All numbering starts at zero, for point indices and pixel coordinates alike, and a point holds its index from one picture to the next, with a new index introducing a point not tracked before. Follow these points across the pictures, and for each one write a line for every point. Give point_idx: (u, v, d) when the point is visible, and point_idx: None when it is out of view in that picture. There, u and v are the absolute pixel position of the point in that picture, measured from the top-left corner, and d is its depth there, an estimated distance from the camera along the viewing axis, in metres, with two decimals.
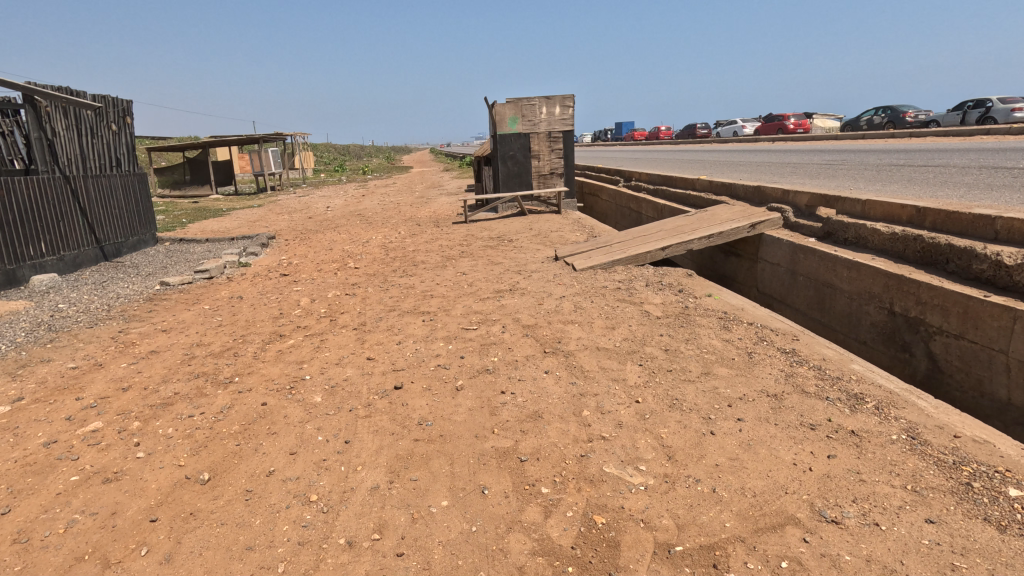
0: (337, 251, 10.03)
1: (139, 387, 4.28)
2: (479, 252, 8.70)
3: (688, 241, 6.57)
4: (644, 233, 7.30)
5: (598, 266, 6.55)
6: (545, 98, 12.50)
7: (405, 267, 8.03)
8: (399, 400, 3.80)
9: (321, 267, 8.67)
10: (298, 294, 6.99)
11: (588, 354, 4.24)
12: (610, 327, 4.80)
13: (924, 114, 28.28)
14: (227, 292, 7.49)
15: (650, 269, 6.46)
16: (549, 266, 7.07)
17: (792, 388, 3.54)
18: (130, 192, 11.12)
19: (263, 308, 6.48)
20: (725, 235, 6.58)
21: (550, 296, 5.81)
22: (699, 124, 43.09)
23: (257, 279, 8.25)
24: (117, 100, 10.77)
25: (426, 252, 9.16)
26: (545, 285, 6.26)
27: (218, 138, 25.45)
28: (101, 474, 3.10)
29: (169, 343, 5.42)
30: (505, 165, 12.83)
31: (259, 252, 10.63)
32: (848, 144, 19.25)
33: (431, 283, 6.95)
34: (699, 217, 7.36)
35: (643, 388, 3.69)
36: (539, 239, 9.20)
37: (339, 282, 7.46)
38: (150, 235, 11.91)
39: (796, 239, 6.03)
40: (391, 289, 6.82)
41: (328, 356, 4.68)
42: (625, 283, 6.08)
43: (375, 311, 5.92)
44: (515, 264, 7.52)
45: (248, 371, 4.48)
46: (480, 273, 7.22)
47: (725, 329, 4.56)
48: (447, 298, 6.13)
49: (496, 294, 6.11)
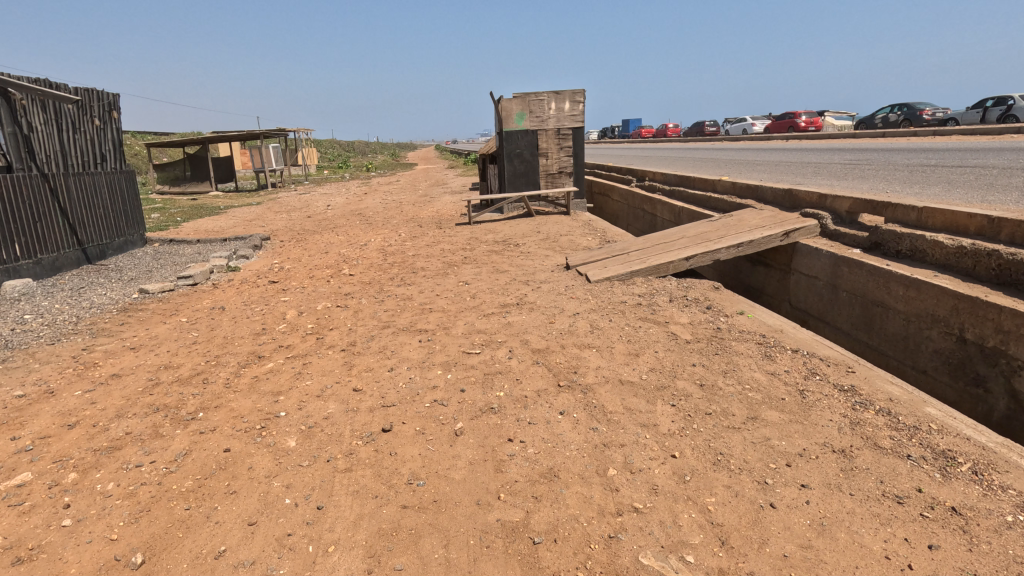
0: (332, 255, 9.43)
1: (87, 424, 3.69)
2: (483, 258, 8.07)
3: (715, 251, 5.94)
4: (664, 239, 6.68)
5: (614, 277, 5.93)
6: (554, 93, 11.85)
7: (403, 275, 7.42)
8: (386, 449, 3.19)
9: (313, 273, 8.08)
10: (285, 306, 6.39)
11: (610, 391, 3.62)
12: (633, 353, 4.18)
13: (942, 112, 27.44)
14: (210, 302, 6.91)
15: (673, 282, 5.83)
16: (560, 276, 6.44)
17: (864, 442, 2.90)
18: (116, 191, 10.58)
19: (244, 323, 5.89)
20: (756, 244, 5.95)
21: (562, 313, 5.19)
22: (708, 122, 42.24)
23: (244, 286, 7.66)
24: (102, 93, 10.22)
25: (426, 257, 8.54)
26: (556, 299, 5.64)
27: (217, 135, 24.92)
28: (12, 551, 2.51)
29: (135, 365, 4.84)
30: (511, 163, 12.19)
31: (251, 255, 10.05)
32: (866, 142, 18.52)
33: (430, 295, 6.34)
34: (724, 222, 6.72)
35: (679, 438, 3.06)
36: (547, 244, 8.57)
37: (331, 291, 6.87)
38: (139, 236, 11.36)
39: (838, 250, 5.38)
40: (386, 301, 6.22)
41: (309, 386, 4.08)
42: (645, 298, 5.45)
43: (367, 327, 5.31)
44: (522, 273, 6.90)
45: (215, 405, 3.88)
46: (484, 284, 6.60)
47: (768, 359, 3.93)
48: (448, 313, 5.51)
49: (502, 308, 5.49)
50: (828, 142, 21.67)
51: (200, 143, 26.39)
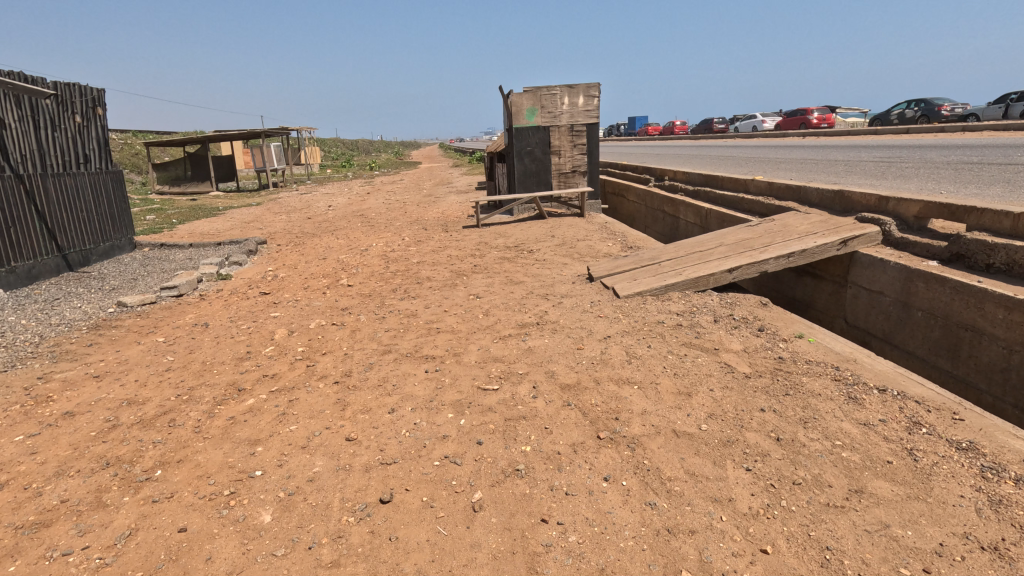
0: (330, 262, 8.74)
1: (17, 486, 2.99)
2: (495, 267, 7.36)
3: (762, 262, 5.21)
4: (699, 247, 5.96)
5: (647, 292, 5.20)
6: (567, 87, 11.12)
7: (407, 286, 6.72)
8: (385, 531, 2.48)
9: (309, 283, 7.39)
10: (275, 323, 5.70)
11: (664, 448, 2.91)
12: (684, 393, 3.46)
13: (961, 108, 26.63)
14: (193, 317, 6.22)
15: (715, 298, 5.10)
16: (583, 289, 5.73)
17: (1020, 535, 2.18)
18: (101, 193, 9.94)
19: (227, 345, 5.19)
20: (809, 255, 5.21)
21: (590, 337, 4.47)
22: (716, 120, 41.38)
23: (233, 298, 6.98)
24: (85, 88, 9.57)
25: (432, 264, 7.83)
26: (582, 318, 4.93)
27: (216, 134, 24.27)
28: None
29: (94, 399, 4.14)
30: (522, 161, 11.48)
31: (244, 261, 9.39)
32: (888, 140, 17.76)
33: (437, 310, 5.65)
34: (766, 228, 6.00)
35: (766, 523, 2.35)
36: (565, 251, 7.85)
37: (327, 305, 6.17)
38: (126, 240, 10.72)
39: (910, 261, 4.65)
40: (388, 318, 5.53)
41: (293, 434, 3.38)
42: (686, 318, 4.73)
43: (365, 353, 4.61)
44: (540, 285, 6.18)
45: (176, 460, 3.18)
46: (498, 297, 5.88)
47: (854, 403, 3.20)
48: (459, 335, 4.81)
49: (520, 330, 4.78)
50: (847, 139, 20.83)
51: (200, 142, 25.79)
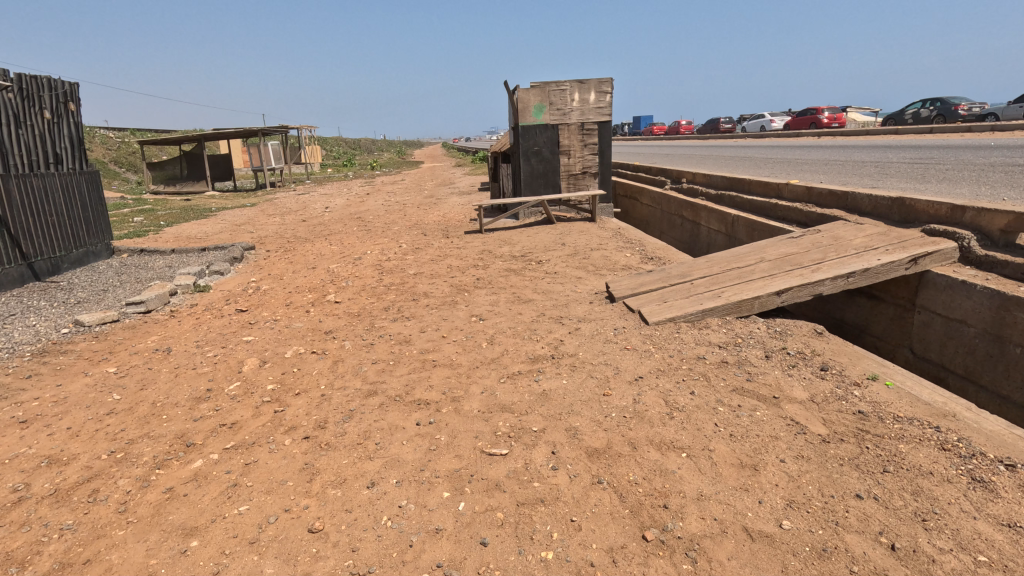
0: (319, 272, 7.96)
1: None
2: (500, 281, 6.58)
3: (817, 283, 4.42)
4: (735, 262, 5.19)
5: (681, 317, 4.44)
6: (578, 82, 10.36)
7: (401, 303, 5.95)
8: None
9: (292, 298, 6.62)
10: (247, 350, 4.93)
11: (737, 561, 2.12)
12: (748, 466, 2.68)
13: (979, 107, 25.79)
14: (156, 341, 5.45)
15: (763, 327, 4.31)
16: (604, 311, 4.95)
17: None
18: (74, 195, 9.19)
19: (187, 378, 4.42)
20: (872, 275, 4.43)
21: (618, 378, 3.69)
22: (722, 120, 40.55)
23: (206, 316, 6.21)
24: (55, 82, 8.86)
25: (430, 277, 7.05)
26: (606, 350, 4.16)
27: (211, 132, 23.51)
28: None
29: (8, 457, 3.36)
30: (528, 162, 10.70)
31: (226, 270, 8.64)
32: (908, 139, 16.96)
33: (435, 336, 4.88)
34: (813, 241, 5.21)
35: None
36: (578, 262, 7.06)
37: (309, 327, 5.40)
38: (103, 246, 9.97)
39: (1002, 285, 3.86)
40: (378, 346, 4.76)
41: (241, 519, 2.61)
42: (732, 353, 3.95)
43: (345, 394, 3.84)
44: (553, 305, 5.40)
45: (83, 560, 2.41)
46: (504, 320, 5.10)
47: (983, 489, 2.40)
48: (459, 372, 4.03)
49: (532, 365, 4.00)
50: (864, 138, 19.99)
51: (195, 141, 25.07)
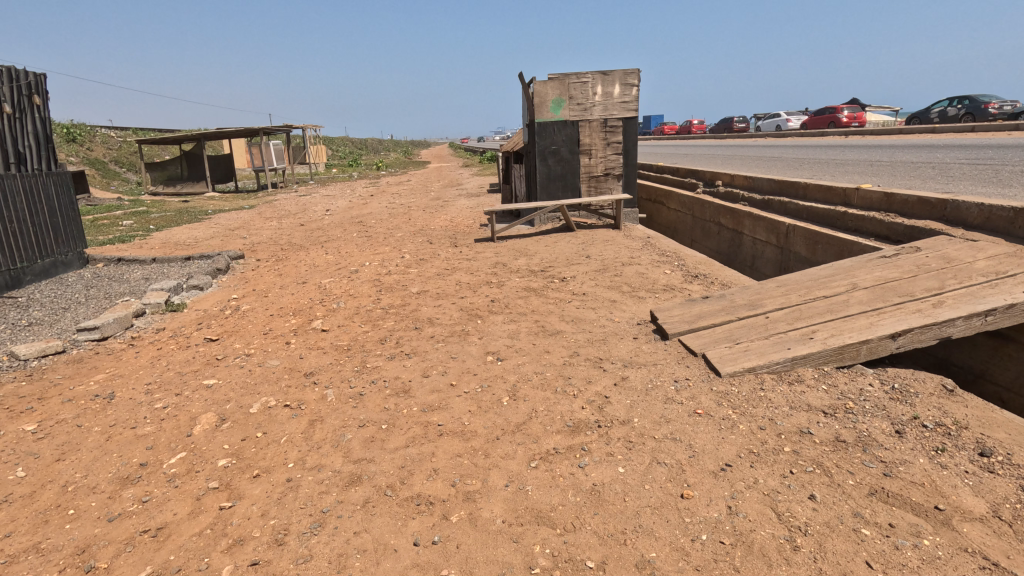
0: (309, 289, 6.94)
1: None
2: (519, 303, 5.53)
3: (945, 324, 3.36)
4: (820, 290, 4.12)
5: (764, 367, 3.39)
6: (601, 74, 9.33)
7: (400, 333, 4.93)
8: None
9: (272, 323, 5.60)
10: (206, 399, 3.91)
11: None
12: None
13: (1011, 104, 24.36)
14: (100, 382, 4.43)
15: (878, 385, 3.24)
16: (655, 354, 3.90)
17: None
18: (40, 200, 8.23)
19: (118, 444, 3.40)
20: (1017, 312, 3.35)
21: (697, 467, 2.65)
22: (736, 120, 39.24)
23: (168, 346, 5.20)
24: (16, 73, 7.92)
25: (435, 297, 6.01)
26: (670, 417, 3.10)
27: (211, 131, 22.64)
28: None
29: None
30: (545, 163, 9.68)
31: (207, 284, 7.63)
32: (946, 139, 15.70)
33: (441, 384, 3.84)
34: (917, 262, 4.12)
35: None
36: (609, 281, 6.01)
37: (287, 366, 4.38)
38: (75, 255, 9.01)
39: None
40: (369, 397, 3.74)
41: None
42: (848, 426, 2.88)
43: (319, 480, 2.82)
44: (587, 341, 4.34)
45: None
46: (528, 361, 4.06)
47: None
48: (472, 447, 3.00)
49: (572, 440, 2.96)
50: (893, 138, 18.68)
51: (193, 140, 24.18)
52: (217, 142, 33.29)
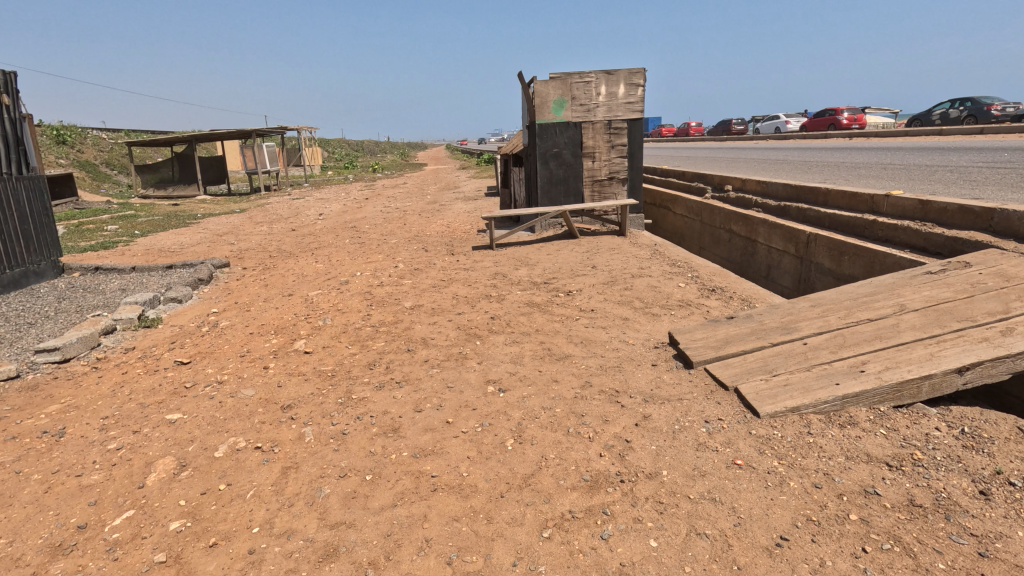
0: (294, 302, 6.45)
1: None
2: (520, 322, 5.04)
3: (1020, 356, 2.90)
4: (864, 311, 3.65)
5: (810, 407, 2.92)
6: (605, 73, 8.87)
7: (390, 357, 4.43)
8: None
9: (251, 343, 5.09)
10: (167, 439, 3.42)
11: None
12: None
13: (1013, 105, 23.93)
14: (52, 415, 3.93)
15: (946, 430, 2.77)
16: (680, 387, 3.42)
17: None
18: (8, 206, 7.71)
19: (56, 499, 2.90)
20: None
21: (746, 541, 2.17)
22: (735, 122, 38.87)
23: (134, 369, 4.70)
24: None
25: (429, 313, 5.52)
26: (706, 470, 2.62)
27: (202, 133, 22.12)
28: None
29: None
30: (546, 166, 9.22)
31: (187, 296, 7.13)
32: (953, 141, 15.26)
33: (435, 421, 3.35)
34: (972, 280, 3.66)
35: None
36: (618, 295, 5.53)
37: (262, 397, 3.88)
38: (48, 265, 8.49)
39: None
40: (352, 438, 3.24)
41: None
42: (921, 486, 2.41)
43: (287, 554, 2.34)
44: (600, 368, 3.86)
45: None
46: (534, 394, 3.57)
47: None
48: (472, 509, 2.51)
49: (590, 502, 2.47)
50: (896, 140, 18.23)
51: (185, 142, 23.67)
52: (211, 145, 32.80)
